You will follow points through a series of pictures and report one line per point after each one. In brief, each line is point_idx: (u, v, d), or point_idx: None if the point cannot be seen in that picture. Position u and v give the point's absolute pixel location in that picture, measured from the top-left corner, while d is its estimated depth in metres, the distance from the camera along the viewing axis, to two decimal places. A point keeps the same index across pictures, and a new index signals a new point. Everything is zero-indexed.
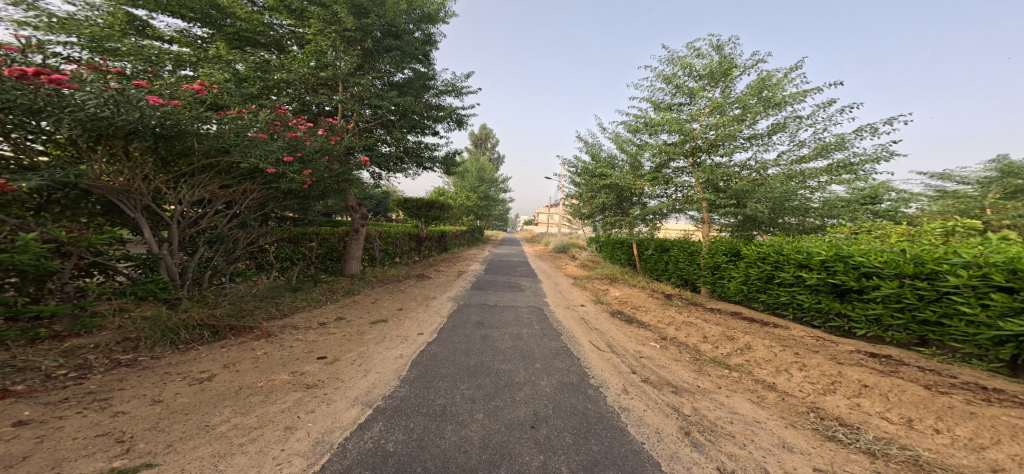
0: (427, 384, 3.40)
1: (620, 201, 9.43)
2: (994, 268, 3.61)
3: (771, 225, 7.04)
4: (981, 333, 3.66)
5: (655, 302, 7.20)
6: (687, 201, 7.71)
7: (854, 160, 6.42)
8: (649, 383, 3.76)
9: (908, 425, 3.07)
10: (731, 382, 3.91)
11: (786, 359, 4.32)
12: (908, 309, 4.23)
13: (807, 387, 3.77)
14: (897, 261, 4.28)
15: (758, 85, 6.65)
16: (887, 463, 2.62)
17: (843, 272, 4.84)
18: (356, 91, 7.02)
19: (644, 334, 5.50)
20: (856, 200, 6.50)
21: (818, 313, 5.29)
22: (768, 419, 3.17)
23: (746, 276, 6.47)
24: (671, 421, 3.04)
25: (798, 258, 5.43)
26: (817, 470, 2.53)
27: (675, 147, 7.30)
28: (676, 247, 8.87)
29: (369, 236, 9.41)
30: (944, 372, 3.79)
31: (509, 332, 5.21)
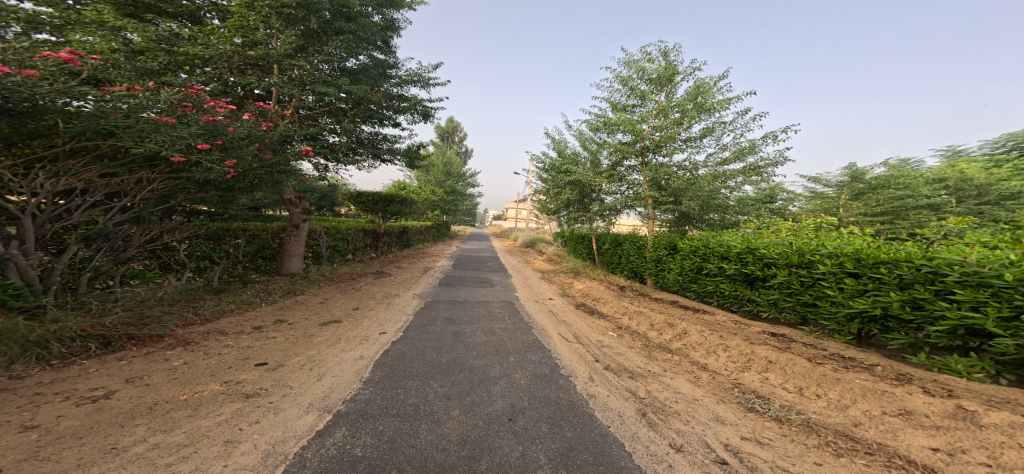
0: (395, 385, 3.30)
1: (584, 197, 9.82)
2: (847, 257, 4.39)
3: (700, 221, 7.84)
4: (838, 310, 4.45)
5: (611, 294, 7.63)
6: (636, 198, 8.17)
7: (762, 163, 7.26)
8: (610, 370, 4.01)
9: (802, 394, 3.66)
10: (674, 365, 4.32)
11: (714, 341, 4.88)
12: (795, 294, 5.01)
13: (730, 365, 4.30)
14: (787, 253, 5.07)
15: (693, 91, 7.27)
16: (791, 426, 3.11)
17: (751, 262, 5.59)
18: (295, 74, 6.46)
19: (603, 324, 5.83)
20: (759, 200, 7.60)
21: (734, 300, 6.03)
22: (704, 396, 3.57)
23: (684, 267, 7.05)
24: (630, 404, 3.30)
25: (720, 251, 6.14)
26: (744, 438, 2.91)
27: (629, 146, 7.87)
28: (627, 242, 9.45)
29: (313, 230, 8.70)
30: (819, 347, 4.56)
31: (482, 327, 5.21)
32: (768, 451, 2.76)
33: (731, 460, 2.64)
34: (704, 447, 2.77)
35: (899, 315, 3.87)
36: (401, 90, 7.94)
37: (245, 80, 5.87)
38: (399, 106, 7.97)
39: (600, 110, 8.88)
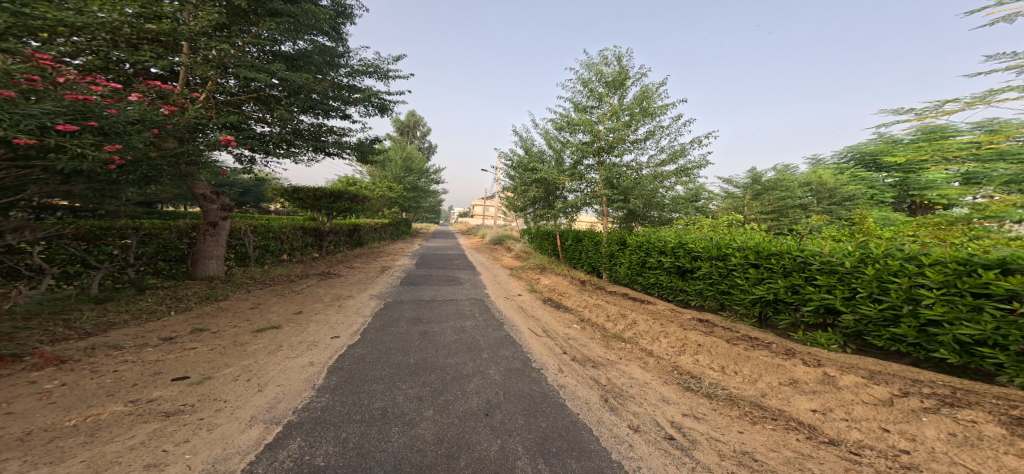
0: (355, 390, 3.12)
1: (549, 194, 10.03)
2: (749, 250, 5.05)
3: (644, 218, 8.51)
4: (744, 296, 5.12)
5: (574, 288, 7.89)
6: (594, 196, 8.53)
7: (690, 166, 8.02)
8: (576, 361, 4.26)
9: (724, 373, 4.11)
10: (628, 353, 4.63)
11: (657, 329, 5.29)
12: (714, 284, 5.64)
13: (668, 350, 4.72)
14: (706, 247, 5.67)
15: (640, 96, 7.79)
16: (717, 400, 3.50)
17: (682, 256, 6.16)
18: (213, 56, 5.73)
19: (566, 318, 6.02)
20: (687, 199, 8.38)
21: (669, 290, 6.60)
22: (652, 380, 3.88)
23: (633, 260, 7.48)
24: (594, 391, 3.54)
25: (658, 245, 6.69)
26: (684, 414, 3.21)
27: (588, 146, 8.21)
28: (586, 238, 9.79)
29: (237, 229, 7.71)
30: (734, 329, 5.18)
31: (451, 326, 5.11)
32: (704, 425, 3.06)
33: (676, 435, 2.89)
34: (655, 425, 3.01)
35: (784, 299, 4.60)
36: (354, 81, 7.46)
37: (138, 58, 5.00)
38: (350, 97, 7.47)
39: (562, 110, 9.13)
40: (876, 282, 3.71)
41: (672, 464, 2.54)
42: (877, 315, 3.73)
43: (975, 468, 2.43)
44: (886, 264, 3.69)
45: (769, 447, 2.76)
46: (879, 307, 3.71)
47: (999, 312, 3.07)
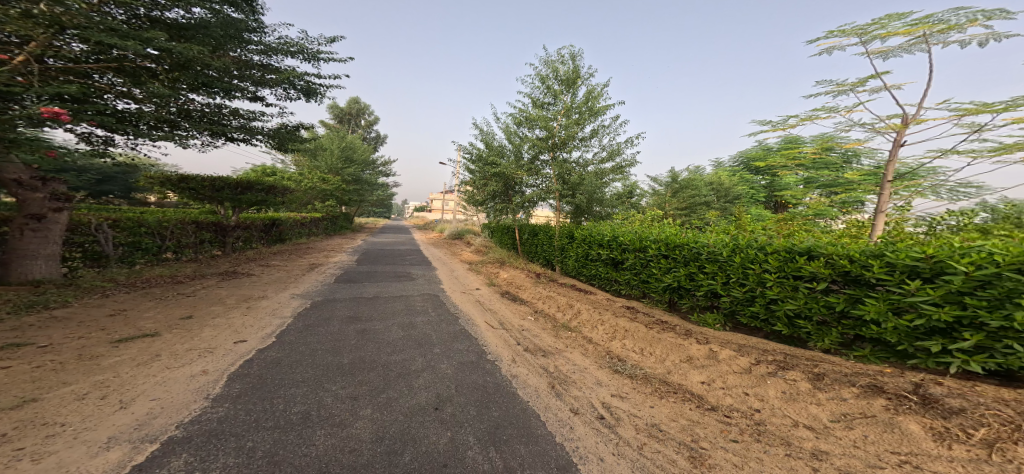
0: (266, 395, 2.82)
1: (507, 190, 9.99)
2: (658, 243, 5.66)
3: (589, 213, 8.94)
4: (655, 283, 5.75)
5: (530, 281, 8.04)
6: (548, 192, 8.78)
7: (624, 164, 8.57)
8: (529, 350, 4.40)
9: (643, 354, 4.54)
10: (574, 341, 4.87)
11: (595, 317, 5.64)
12: (636, 273, 6.22)
13: (603, 335, 5.09)
14: (631, 240, 6.22)
15: (587, 95, 8.15)
16: (636, 379, 3.87)
17: (614, 247, 6.66)
18: (40, 10, 4.18)
19: (518, 310, 6.14)
20: (625, 194, 9.03)
21: (606, 281, 7.10)
22: (591, 366, 4.15)
23: (579, 253, 7.84)
24: (542, 379, 3.68)
25: (598, 238, 7.15)
26: (613, 395, 3.50)
27: (543, 141, 8.43)
28: (542, 232, 9.98)
29: (87, 222, 6.26)
30: (652, 314, 5.76)
31: (398, 322, 4.88)
32: (626, 403, 3.36)
33: (605, 414, 3.13)
34: (589, 407, 3.23)
35: (684, 285, 5.24)
36: (269, 60, 6.60)
37: None
38: (269, 79, 6.61)
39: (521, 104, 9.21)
40: (742, 269, 4.42)
41: (603, 442, 2.73)
42: (743, 297, 4.47)
43: (798, 419, 3.02)
44: (747, 253, 4.39)
45: (669, 418, 3.14)
46: (743, 290, 4.45)
47: (807, 289, 3.86)
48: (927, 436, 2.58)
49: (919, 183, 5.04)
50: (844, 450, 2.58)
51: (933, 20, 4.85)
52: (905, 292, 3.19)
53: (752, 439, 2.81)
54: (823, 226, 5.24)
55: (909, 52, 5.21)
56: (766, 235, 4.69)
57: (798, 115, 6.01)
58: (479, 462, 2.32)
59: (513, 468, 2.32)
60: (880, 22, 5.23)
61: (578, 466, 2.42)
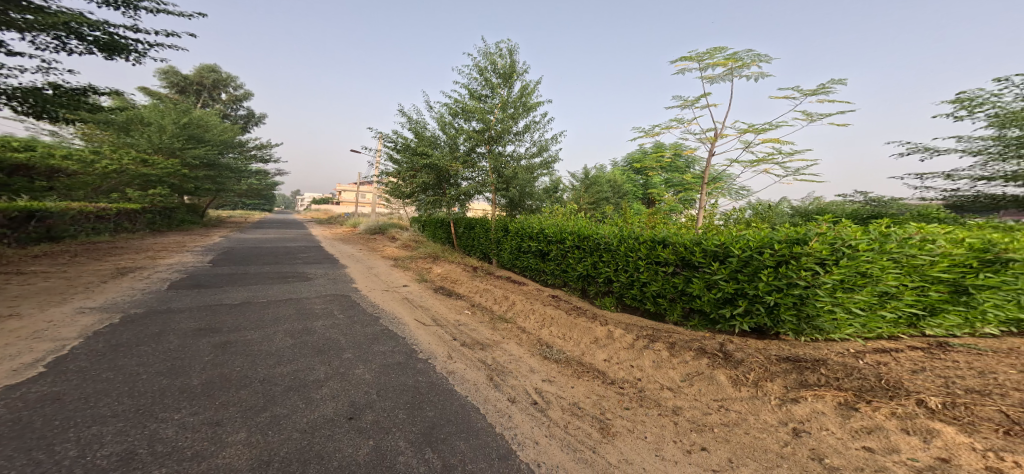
0: (46, 442, 2.15)
1: (439, 183, 9.63)
2: (569, 234, 6.30)
3: (521, 207, 9.23)
4: (562, 271, 6.50)
5: (466, 275, 7.97)
6: (483, 185, 8.82)
7: (552, 159, 8.91)
8: (466, 344, 4.40)
9: (564, 339, 4.85)
10: (510, 332, 5.00)
11: (528, 307, 5.81)
12: (548, 262, 6.86)
13: (535, 324, 5.30)
14: (552, 231, 6.72)
15: (522, 91, 8.33)
16: (562, 364, 4.13)
17: (539, 239, 7.05)
18: None
19: (452, 305, 6.07)
20: (552, 190, 9.40)
21: (534, 271, 7.36)
22: (526, 355, 4.31)
23: (512, 246, 7.98)
24: (480, 372, 3.72)
25: (527, 231, 7.39)
26: (545, 380, 3.70)
27: (479, 134, 8.40)
28: (477, 225, 9.89)
29: None
30: (569, 302, 6.05)
31: (285, 329, 4.43)
32: (555, 386, 3.59)
33: (539, 399, 3.31)
34: (524, 394, 3.38)
35: (590, 274, 5.91)
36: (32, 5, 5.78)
37: None
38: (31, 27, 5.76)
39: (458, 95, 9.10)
40: (627, 257, 5.28)
41: (537, 426, 2.87)
42: (626, 283, 5.36)
43: (662, 382, 3.75)
44: (629, 243, 5.26)
45: (585, 395, 3.46)
46: (626, 276, 5.33)
47: (661, 273, 4.88)
48: (728, 383, 3.54)
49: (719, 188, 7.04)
50: (689, 403, 3.36)
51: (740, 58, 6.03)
52: (712, 271, 4.36)
53: (643, 405, 3.34)
54: (675, 221, 6.68)
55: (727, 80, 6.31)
56: (645, 228, 5.64)
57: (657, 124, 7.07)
58: (412, 466, 2.21)
59: (452, 465, 2.26)
60: (710, 52, 6.20)
61: (516, 453, 2.49)
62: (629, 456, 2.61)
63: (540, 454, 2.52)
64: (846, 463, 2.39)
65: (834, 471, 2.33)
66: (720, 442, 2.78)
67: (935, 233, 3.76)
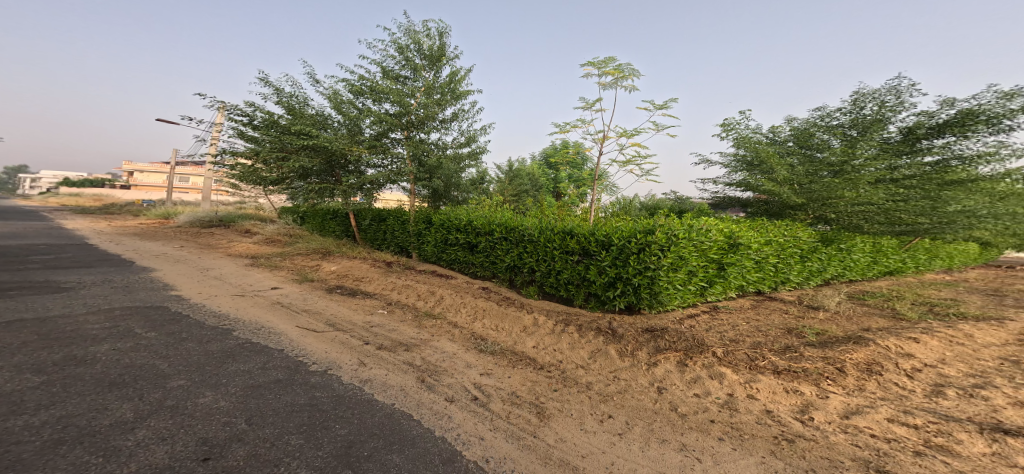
0: None
1: (331, 168, 9.31)
2: (497, 226, 6.32)
3: (446, 198, 9.01)
4: (486, 260, 6.61)
5: (376, 272, 7.59)
6: (399, 173, 8.36)
7: (480, 150, 8.82)
8: (385, 348, 4.14)
9: (496, 330, 4.87)
10: (439, 329, 4.90)
11: (458, 300, 5.73)
12: (472, 253, 6.97)
13: (468, 318, 5.26)
14: (478, 220, 6.76)
15: (451, 77, 8.16)
16: (497, 355, 4.14)
17: (466, 231, 7.01)
18: None
19: (360, 308, 5.63)
20: (478, 181, 9.34)
21: (464, 264, 7.25)
22: (460, 350, 4.25)
23: (437, 238, 7.79)
24: (409, 375, 3.55)
25: (456, 223, 7.21)
26: (481, 374, 3.67)
27: (395, 118, 7.98)
28: (391, 216, 9.48)
29: None
30: (502, 293, 6.07)
31: (23, 364, 3.01)
32: (492, 379, 3.59)
33: (479, 394, 3.27)
34: (462, 391, 3.31)
35: (515, 263, 6.05)
36: None
37: None
38: None
39: (366, 72, 8.62)
40: (546, 247, 5.57)
41: (480, 422, 2.84)
42: (547, 272, 5.59)
43: (576, 361, 4.04)
44: (547, 234, 5.57)
45: (521, 383, 3.52)
46: (546, 265, 5.58)
47: (570, 261, 5.29)
48: (619, 357, 4.06)
49: (604, 183, 7.56)
50: (598, 377, 3.70)
51: (624, 69, 6.53)
52: (601, 259, 5.01)
53: (567, 384, 3.54)
54: (576, 213, 7.14)
55: (613, 88, 6.77)
56: (561, 220, 6.08)
57: (569, 124, 7.52)
58: None
59: None
60: (595, 61, 6.56)
61: (462, 454, 2.42)
62: (563, 434, 2.74)
63: (487, 449, 2.50)
64: (689, 408, 3.21)
65: (683, 416, 3.08)
66: (619, 406, 3.19)
67: (708, 224, 5.32)
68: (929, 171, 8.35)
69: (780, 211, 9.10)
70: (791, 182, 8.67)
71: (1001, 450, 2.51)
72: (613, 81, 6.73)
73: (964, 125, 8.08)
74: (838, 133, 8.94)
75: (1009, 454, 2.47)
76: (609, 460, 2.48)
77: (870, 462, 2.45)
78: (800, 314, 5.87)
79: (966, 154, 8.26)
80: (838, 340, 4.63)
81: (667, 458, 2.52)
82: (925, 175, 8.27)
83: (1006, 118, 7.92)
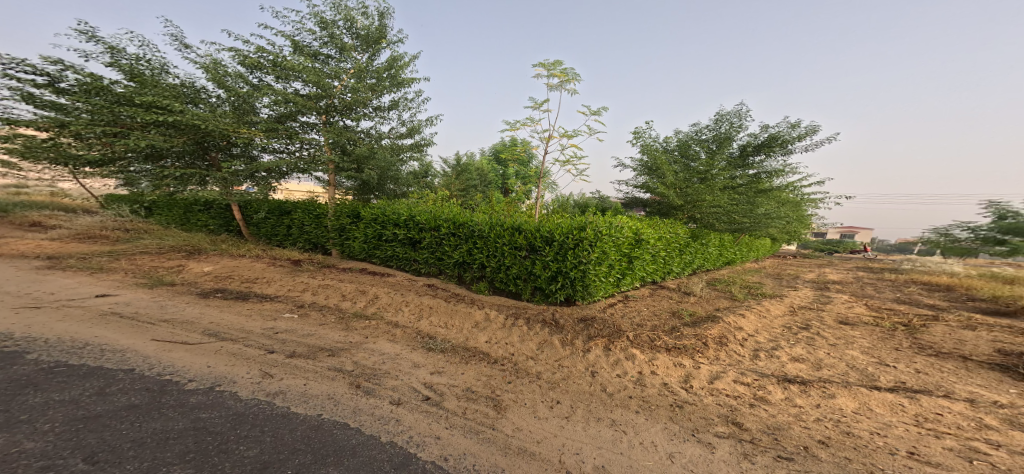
0: None
1: (203, 150, 8.16)
2: (443, 222, 6.14)
3: (379, 190, 8.35)
4: (431, 256, 6.42)
5: (279, 272, 6.79)
6: (313, 161, 7.65)
7: (423, 142, 8.46)
8: (299, 356, 3.71)
9: (446, 327, 4.77)
10: (377, 329, 4.63)
11: (399, 299, 5.52)
12: (415, 250, 6.70)
13: (411, 317, 5.06)
14: (420, 215, 6.51)
15: (390, 62, 7.71)
16: (449, 352, 4.08)
17: (408, 226, 6.66)
18: None
19: (257, 315, 4.85)
20: (420, 174, 8.93)
21: (405, 261, 6.92)
22: (403, 350, 4.08)
23: (367, 234, 7.30)
24: (340, 382, 3.27)
25: (393, 218, 6.85)
26: (432, 373, 3.59)
27: (308, 100, 7.26)
28: (300, 209, 8.57)
29: None
30: (450, 290, 5.98)
31: None
32: (444, 377, 3.53)
33: (430, 393, 3.19)
34: (413, 392, 3.19)
35: (465, 259, 5.96)
36: None
37: None
38: None
39: (270, 43, 7.67)
40: (495, 243, 5.61)
41: (434, 421, 2.78)
42: (496, 267, 5.63)
43: (522, 352, 4.17)
44: (496, 230, 5.60)
45: (475, 378, 3.53)
46: (495, 261, 5.62)
47: (518, 257, 5.42)
48: (562, 346, 4.29)
49: (547, 181, 7.86)
50: (548, 367, 3.87)
51: (568, 72, 6.83)
52: (544, 254, 5.24)
53: (514, 375, 3.64)
54: (524, 209, 7.32)
55: (558, 90, 7.05)
56: (507, 216, 6.19)
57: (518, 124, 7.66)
58: None
59: None
60: (543, 62, 6.75)
61: (417, 456, 2.35)
62: (519, 424, 2.83)
63: (444, 448, 2.47)
64: (619, 386, 3.56)
65: (612, 394, 3.41)
66: (558, 391, 3.39)
67: (618, 220, 5.84)
68: (751, 182, 10.52)
69: (667, 211, 10.36)
70: (675, 187, 9.94)
71: (787, 395, 3.42)
72: (558, 83, 7.02)
73: (770, 147, 10.18)
74: (705, 147, 10.63)
75: (791, 396, 3.39)
76: (560, 442, 2.63)
77: (726, 417, 3.06)
78: (680, 298, 6.95)
79: (770, 170, 10.44)
80: (702, 319, 5.61)
81: (604, 434, 2.78)
82: (748, 184, 10.38)
83: (791, 144, 10.11)
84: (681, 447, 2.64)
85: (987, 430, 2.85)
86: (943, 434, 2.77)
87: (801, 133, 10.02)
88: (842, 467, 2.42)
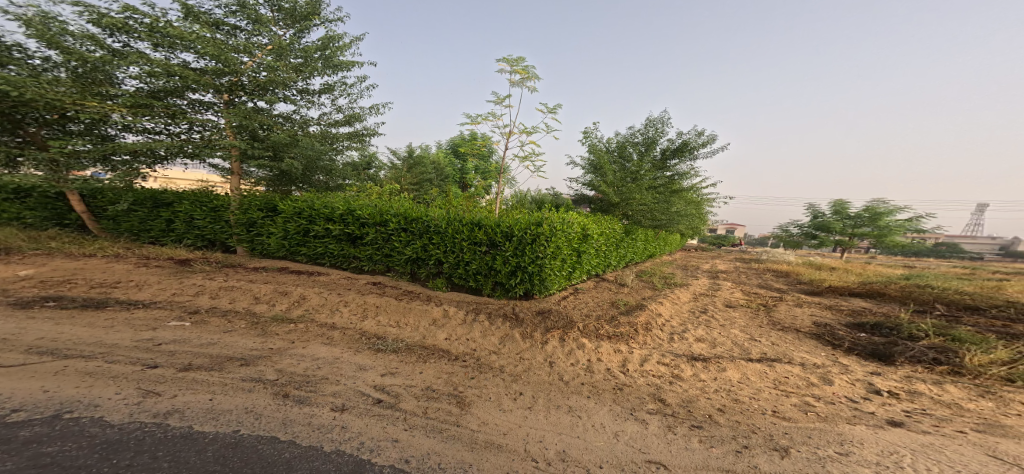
0: None
1: (14, 122, 6.56)
2: (392, 218, 5.88)
3: (303, 182, 7.76)
4: (379, 254, 6.12)
5: (162, 273, 5.98)
6: (208, 145, 6.89)
7: (365, 131, 8.03)
8: (198, 368, 3.30)
9: (399, 326, 4.62)
10: (308, 333, 4.32)
11: (335, 299, 5.23)
12: (359, 247, 6.31)
13: (351, 318, 4.80)
14: (365, 209, 6.15)
15: (325, 41, 7.17)
16: (402, 352, 3.96)
17: (350, 221, 6.24)
18: None
19: (123, 326, 4.14)
20: (361, 166, 8.45)
21: (343, 258, 6.52)
22: (342, 353, 3.87)
23: (285, 229, 6.79)
24: (261, 393, 2.98)
25: (325, 212, 6.40)
26: (383, 374, 3.46)
27: (203, 76, 6.49)
28: (194, 202, 7.60)
29: None
30: (400, 287, 5.78)
31: None
32: (399, 378, 3.42)
33: (382, 396, 3.08)
34: (361, 396, 3.05)
35: (420, 256, 5.77)
36: None
37: None
38: None
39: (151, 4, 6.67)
40: (452, 239, 5.52)
41: (389, 424, 2.69)
42: (456, 263, 5.55)
43: (479, 347, 4.18)
44: (454, 226, 5.51)
45: (436, 376, 3.47)
46: (454, 257, 5.54)
47: (478, 252, 5.40)
48: (522, 340, 4.37)
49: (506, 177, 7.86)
50: (512, 360, 3.92)
51: (529, 69, 6.90)
52: (504, 249, 5.29)
53: (473, 370, 3.64)
54: (479, 204, 7.28)
55: (519, 86, 7.11)
56: (462, 211, 6.11)
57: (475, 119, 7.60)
58: None
59: None
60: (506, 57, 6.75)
61: (371, 461, 2.27)
62: (486, 418, 2.84)
63: (404, 450, 2.41)
64: (574, 374, 3.74)
65: (569, 381, 3.58)
66: (514, 383, 3.46)
67: (568, 216, 6.05)
68: (667, 182, 11.43)
69: (607, 209, 10.97)
70: (611, 185, 10.52)
71: (695, 371, 3.83)
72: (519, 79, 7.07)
73: (682, 152, 11.24)
74: (636, 148, 11.38)
75: (697, 372, 3.81)
76: (524, 432, 2.70)
77: (654, 395, 3.35)
78: (614, 289, 7.43)
79: (681, 172, 11.49)
80: (632, 308, 6.07)
81: (563, 420, 2.90)
82: (664, 185, 11.27)
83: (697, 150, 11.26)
84: (623, 425, 2.84)
85: (868, 387, 3.47)
86: (839, 395, 3.30)
87: (706, 141, 11.19)
88: (736, 429, 2.77)
